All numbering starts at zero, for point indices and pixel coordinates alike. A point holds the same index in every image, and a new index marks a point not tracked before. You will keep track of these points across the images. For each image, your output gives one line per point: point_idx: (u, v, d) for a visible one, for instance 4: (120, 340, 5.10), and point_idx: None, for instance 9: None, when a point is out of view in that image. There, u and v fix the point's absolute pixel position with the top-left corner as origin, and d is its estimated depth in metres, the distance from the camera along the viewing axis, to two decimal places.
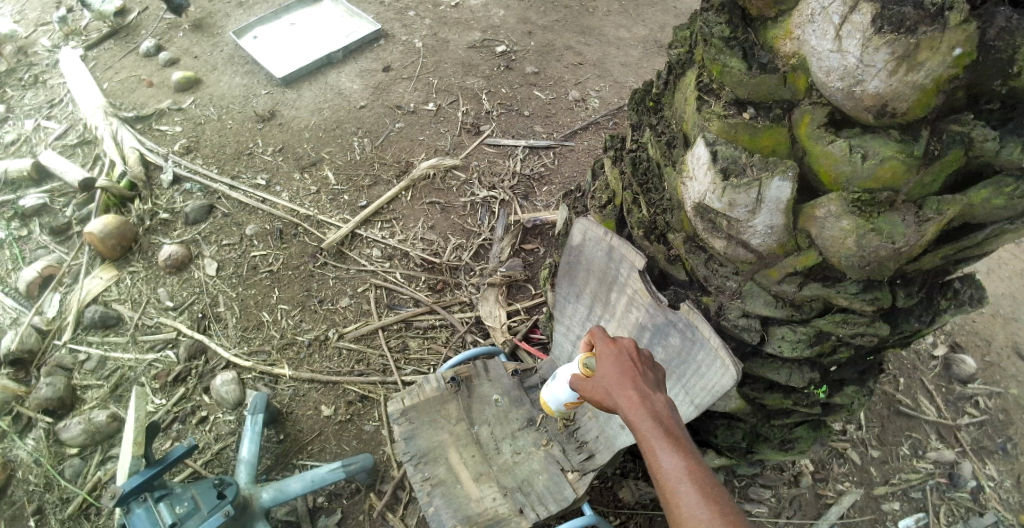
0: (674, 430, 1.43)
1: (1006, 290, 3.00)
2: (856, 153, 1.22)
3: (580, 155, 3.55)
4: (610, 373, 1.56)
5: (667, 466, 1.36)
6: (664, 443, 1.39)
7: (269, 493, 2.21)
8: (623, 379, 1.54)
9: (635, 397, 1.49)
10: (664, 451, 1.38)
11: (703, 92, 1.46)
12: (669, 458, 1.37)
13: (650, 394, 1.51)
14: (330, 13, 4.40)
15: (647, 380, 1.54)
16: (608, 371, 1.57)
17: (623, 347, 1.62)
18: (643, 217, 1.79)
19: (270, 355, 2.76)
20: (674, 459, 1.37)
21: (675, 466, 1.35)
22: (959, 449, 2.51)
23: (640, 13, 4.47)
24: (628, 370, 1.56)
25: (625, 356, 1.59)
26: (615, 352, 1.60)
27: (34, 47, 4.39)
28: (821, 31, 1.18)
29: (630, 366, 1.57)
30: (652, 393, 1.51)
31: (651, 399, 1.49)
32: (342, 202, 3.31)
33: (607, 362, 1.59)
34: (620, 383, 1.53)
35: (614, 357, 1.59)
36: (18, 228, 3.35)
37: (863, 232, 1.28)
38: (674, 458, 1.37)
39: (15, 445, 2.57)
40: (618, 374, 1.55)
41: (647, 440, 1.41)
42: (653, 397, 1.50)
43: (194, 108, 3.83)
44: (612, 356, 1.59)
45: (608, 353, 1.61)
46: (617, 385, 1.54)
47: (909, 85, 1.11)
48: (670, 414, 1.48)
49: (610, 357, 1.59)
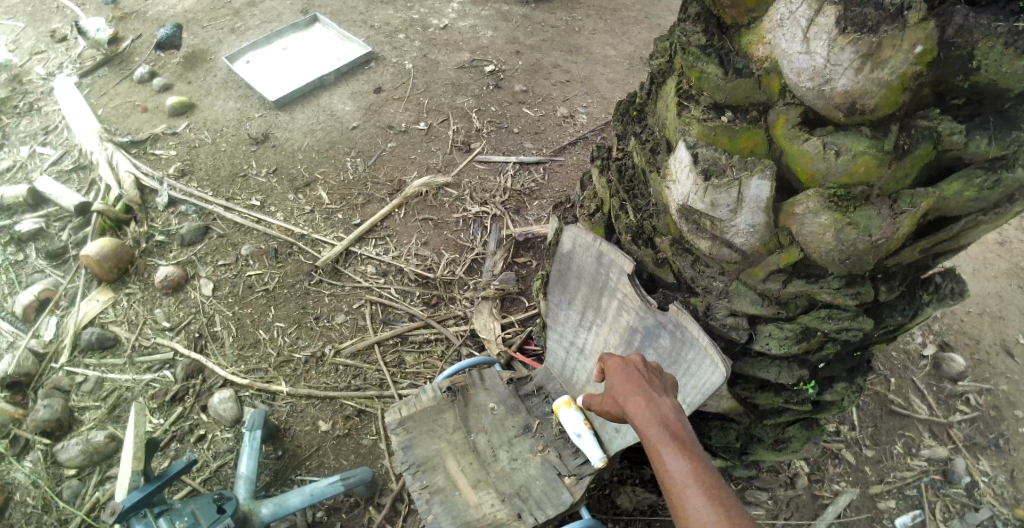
0: (681, 434, 1.46)
1: (993, 289, 3.06)
2: (829, 150, 1.27)
3: (570, 170, 3.62)
4: (620, 385, 1.62)
5: (673, 468, 1.38)
6: (671, 446, 1.43)
7: (268, 508, 2.22)
8: (631, 388, 1.60)
9: (642, 404, 1.54)
10: (670, 454, 1.41)
11: (682, 98, 1.52)
12: (674, 459, 1.40)
13: (658, 400, 1.55)
14: (322, 36, 4.48)
15: (655, 389, 1.59)
16: (617, 383, 1.63)
17: (631, 361, 1.67)
18: (630, 222, 1.84)
19: (267, 372, 2.78)
20: (680, 460, 1.39)
21: (680, 467, 1.38)
22: (952, 446, 2.54)
23: (625, 30, 4.58)
24: (635, 380, 1.62)
25: (633, 368, 1.65)
26: (623, 365, 1.67)
27: (29, 75, 4.45)
28: (789, 35, 1.24)
29: (638, 378, 1.62)
30: (660, 400, 1.55)
31: (660, 405, 1.53)
32: (336, 221, 3.36)
33: (616, 375, 1.66)
34: (628, 392, 1.59)
35: (622, 370, 1.66)
36: (15, 253, 3.38)
37: (841, 227, 1.33)
38: (680, 460, 1.40)
39: (14, 468, 2.57)
40: (626, 384, 1.61)
41: (653, 444, 1.45)
42: (661, 403, 1.54)
43: (189, 132, 3.89)
44: (620, 369, 1.66)
45: (617, 367, 1.67)
46: (625, 395, 1.59)
47: (875, 82, 1.16)
48: (679, 419, 1.50)
49: (619, 371, 1.66)
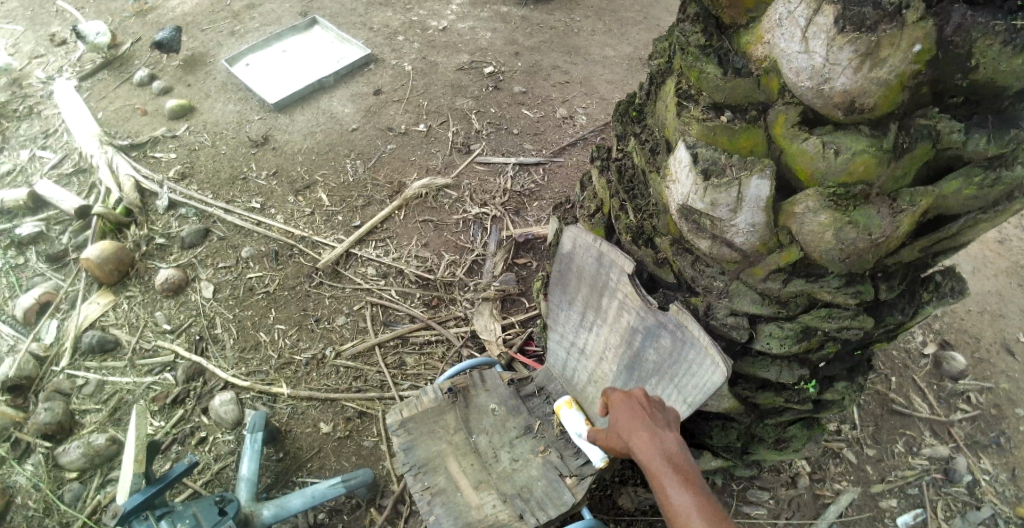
0: (685, 469, 1.50)
1: (992, 288, 3.06)
2: (829, 149, 1.27)
3: (569, 171, 3.62)
4: (622, 417, 1.64)
5: (679, 504, 1.42)
6: (676, 481, 1.46)
7: (270, 510, 2.22)
8: (634, 421, 1.62)
9: (645, 437, 1.57)
10: (675, 489, 1.45)
11: (682, 98, 1.52)
12: (679, 494, 1.43)
13: (661, 432, 1.58)
14: (321, 39, 4.49)
15: (657, 420, 1.62)
16: (619, 415, 1.65)
17: (633, 392, 1.70)
18: (630, 222, 1.84)
19: (268, 374, 2.78)
20: (684, 496, 1.42)
21: (686, 502, 1.41)
22: (953, 445, 2.54)
23: (624, 31, 4.58)
24: (638, 412, 1.64)
25: (635, 399, 1.67)
26: (625, 396, 1.69)
27: (29, 78, 4.46)
28: (788, 35, 1.24)
29: (640, 409, 1.64)
30: (663, 433, 1.58)
31: (663, 437, 1.56)
32: (336, 223, 3.36)
33: (618, 407, 1.67)
34: (631, 425, 1.61)
35: (624, 401, 1.67)
36: (15, 256, 3.38)
37: (841, 225, 1.33)
38: (685, 494, 1.43)
39: (15, 471, 2.57)
40: (630, 416, 1.63)
41: (658, 479, 1.48)
42: (664, 436, 1.57)
43: (188, 135, 3.89)
44: (622, 400, 1.67)
45: (619, 398, 1.69)
46: (628, 428, 1.61)
47: (874, 81, 1.17)
48: (681, 453, 1.54)
49: (621, 402, 1.68)
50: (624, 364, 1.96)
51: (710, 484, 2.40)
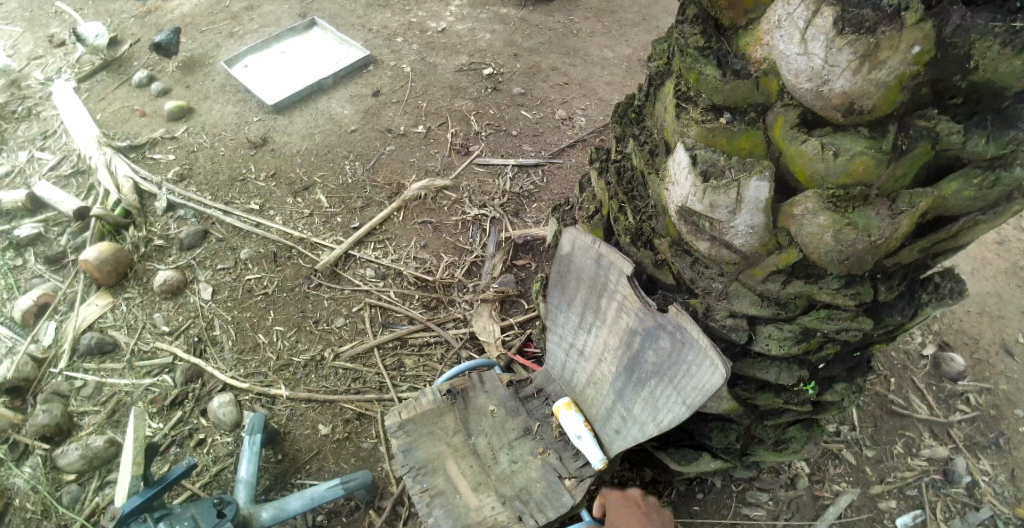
0: None
1: (991, 289, 3.06)
2: (828, 150, 1.27)
3: (568, 172, 3.62)
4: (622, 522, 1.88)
5: None
6: None
7: (269, 511, 2.22)
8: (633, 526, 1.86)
9: None
10: None
11: (681, 99, 1.52)
12: None
13: None
14: (320, 40, 4.49)
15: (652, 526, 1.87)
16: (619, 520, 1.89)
17: (630, 497, 1.94)
18: (630, 224, 1.84)
19: (266, 376, 2.78)
20: None
21: None
22: (952, 446, 2.54)
23: (623, 33, 4.59)
24: (635, 517, 1.89)
25: (632, 505, 1.92)
26: (624, 500, 1.93)
27: (27, 80, 4.45)
28: (787, 36, 1.24)
29: (637, 514, 1.89)
30: None
31: None
32: (335, 224, 3.36)
33: (618, 511, 1.91)
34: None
35: (624, 506, 1.92)
36: (13, 258, 3.37)
37: (840, 227, 1.33)
38: None
39: (13, 473, 2.56)
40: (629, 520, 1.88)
41: None
42: None
43: (187, 136, 3.89)
44: (622, 506, 1.91)
45: (618, 503, 1.93)
46: None
47: (873, 83, 1.17)
48: None
49: (620, 507, 1.92)
50: (623, 365, 1.96)
51: (709, 485, 2.40)
